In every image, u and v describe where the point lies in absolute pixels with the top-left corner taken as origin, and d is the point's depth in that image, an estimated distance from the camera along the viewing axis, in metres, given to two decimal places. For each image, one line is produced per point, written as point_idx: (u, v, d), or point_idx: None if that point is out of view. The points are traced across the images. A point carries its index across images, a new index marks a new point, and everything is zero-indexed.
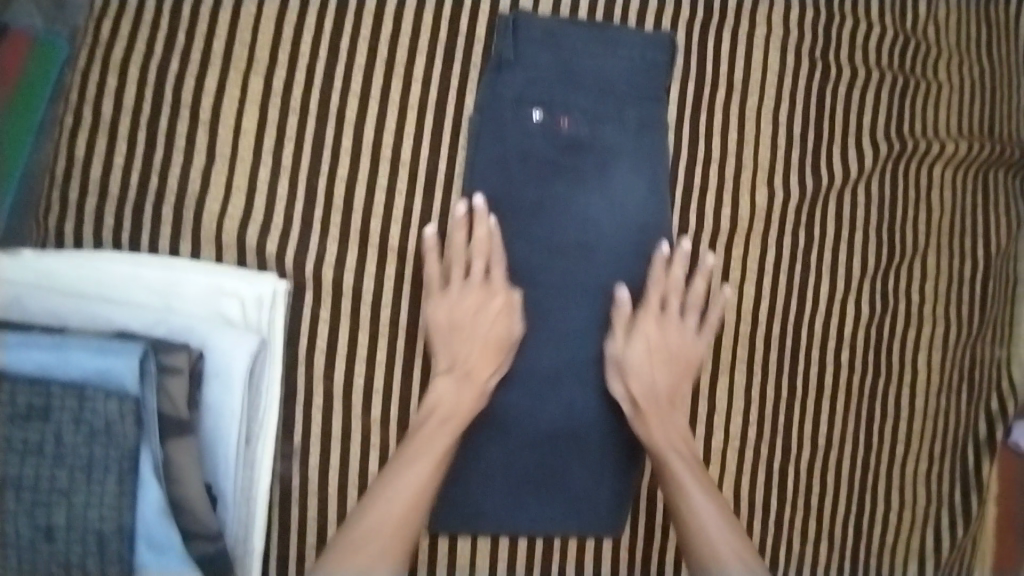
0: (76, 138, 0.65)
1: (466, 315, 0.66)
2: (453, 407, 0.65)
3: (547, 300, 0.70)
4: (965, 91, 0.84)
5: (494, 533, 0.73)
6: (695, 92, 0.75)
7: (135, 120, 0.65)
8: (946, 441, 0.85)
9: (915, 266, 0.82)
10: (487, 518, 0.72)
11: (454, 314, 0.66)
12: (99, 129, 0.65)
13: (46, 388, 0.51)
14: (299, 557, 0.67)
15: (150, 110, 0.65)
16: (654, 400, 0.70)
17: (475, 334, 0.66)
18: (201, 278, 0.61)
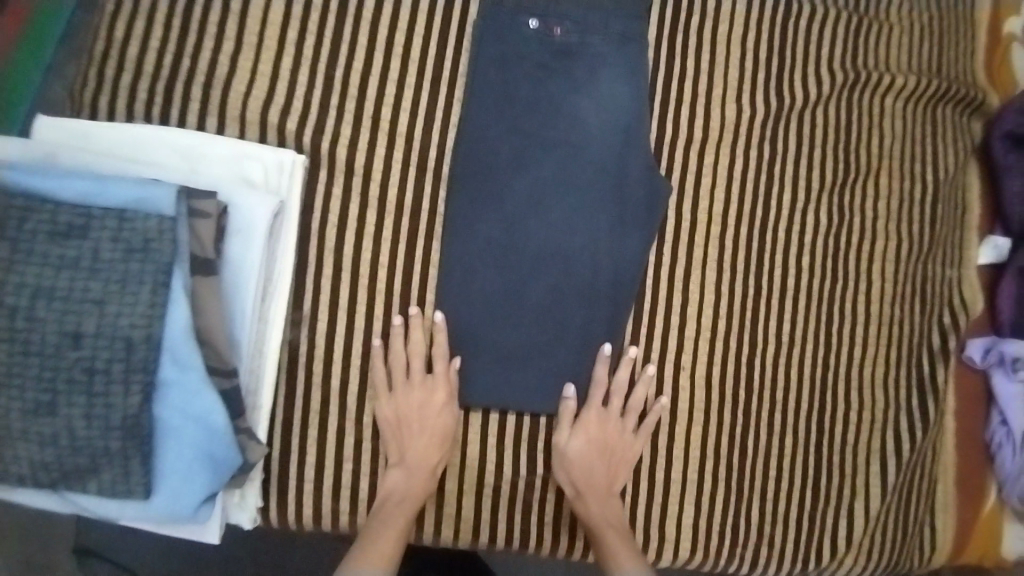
0: (130, 34, 0.76)
1: (411, 413, 0.75)
2: (404, 494, 0.74)
3: (536, 192, 0.78)
4: (910, 33, 0.95)
5: (483, 406, 0.79)
6: (670, 18, 0.85)
7: (178, 18, 0.76)
8: (903, 348, 0.93)
9: (868, 184, 0.91)
10: (478, 388, 0.79)
11: (401, 412, 0.75)
12: (145, 23, 0.76)
13: (88, 211, 0.59)
14: (304, 402, 0.76)
15: (192, 9, 0.77)
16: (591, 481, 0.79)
17: (424, 425, 0.75)
18: (224, 148, 0.69)
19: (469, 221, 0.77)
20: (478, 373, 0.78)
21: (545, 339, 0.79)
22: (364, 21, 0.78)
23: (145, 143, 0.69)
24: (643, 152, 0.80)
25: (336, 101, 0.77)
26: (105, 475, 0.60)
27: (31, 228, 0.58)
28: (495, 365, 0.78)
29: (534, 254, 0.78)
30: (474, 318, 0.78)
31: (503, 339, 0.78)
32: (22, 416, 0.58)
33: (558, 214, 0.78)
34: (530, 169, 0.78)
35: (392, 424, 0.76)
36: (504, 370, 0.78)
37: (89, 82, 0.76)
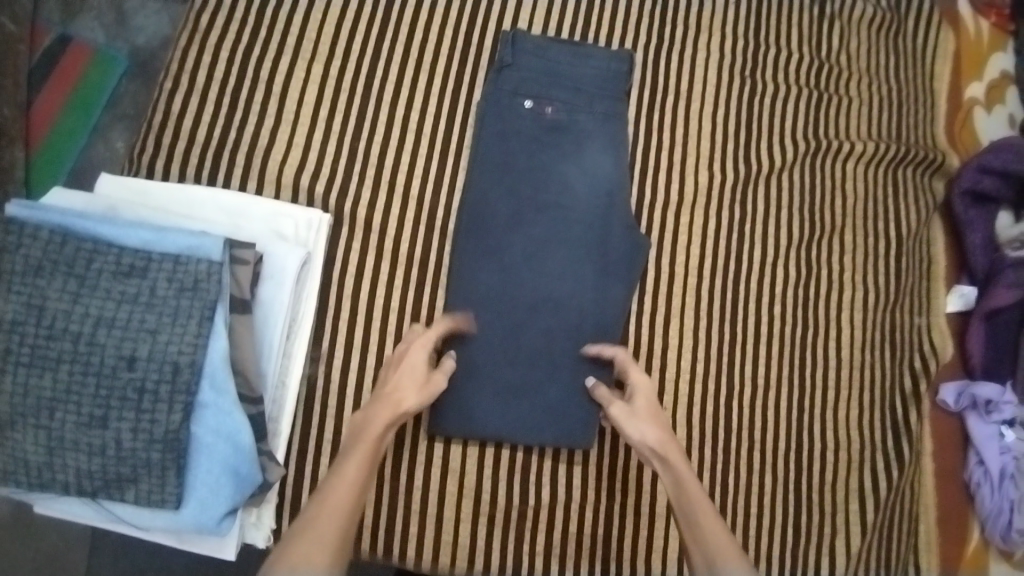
0: (185, 109, 0.89)
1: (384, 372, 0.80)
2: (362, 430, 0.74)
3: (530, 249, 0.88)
4: (866, 106, 1.08)
5: (480, 440, 0.87)
6: (650, 95, 0.97)
7: (227, 95, 0.90)
8: (875, 391, 0.99)
9: (832, 241, 1.01)
10: (478, 422, 0.86)
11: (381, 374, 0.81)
12: (197, 98, 0.90)
13: (147, 255, 0.70)
14: (319, 433, 0.84)
15: (238, 89, 0.90)
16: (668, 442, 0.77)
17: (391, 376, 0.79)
18: (260, 205, 0.81)
19: (473, 276, 0.87)
20: (478, 412, 0.86)
21: (539, 382, 0.87)
22: (385, 101, 0.92)
23: (192, 199, 0.81)
24: (623, 213, 0.91)
25: (359, 169, 0.89)
26: (143, 485, 0.68)
27: (95, 267, 0.69)
28: (494, 407, 0.86)
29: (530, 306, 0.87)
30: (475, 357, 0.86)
31: (501, 379, 0.87)
32: (76, 427, 0.67)
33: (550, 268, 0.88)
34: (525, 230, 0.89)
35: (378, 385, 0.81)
36: (502, 412, 0.86)
37: (146, 147, 0.88)
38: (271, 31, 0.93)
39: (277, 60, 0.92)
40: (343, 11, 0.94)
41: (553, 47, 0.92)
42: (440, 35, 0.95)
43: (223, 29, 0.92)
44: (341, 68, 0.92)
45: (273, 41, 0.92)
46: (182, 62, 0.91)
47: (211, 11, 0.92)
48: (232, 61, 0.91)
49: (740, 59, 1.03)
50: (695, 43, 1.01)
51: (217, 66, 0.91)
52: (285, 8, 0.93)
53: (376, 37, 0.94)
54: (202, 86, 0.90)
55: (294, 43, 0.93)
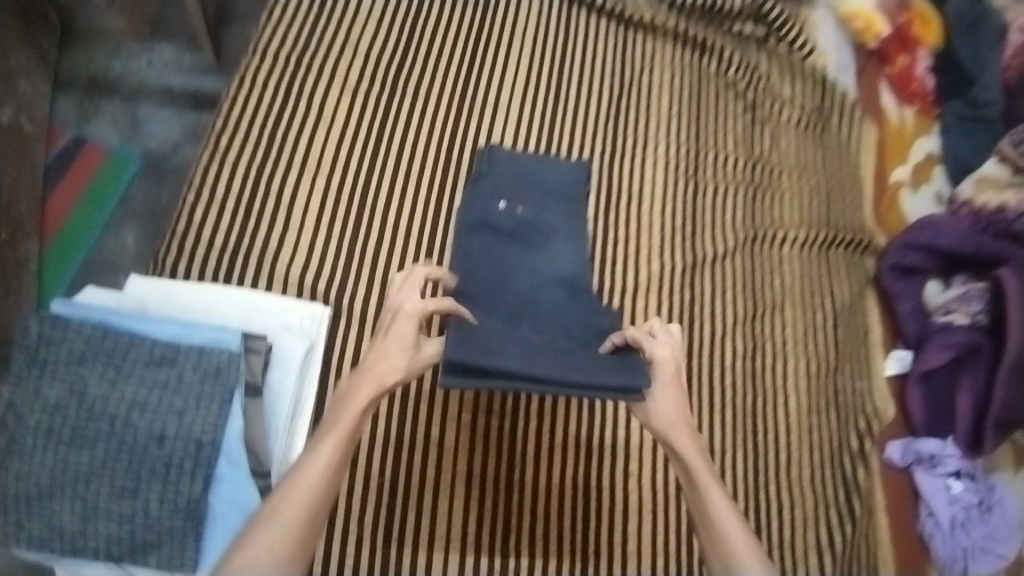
0: (204, 217, 1.00)
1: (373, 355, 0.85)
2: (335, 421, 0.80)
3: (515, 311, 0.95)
4: (799, 198, 1.24)
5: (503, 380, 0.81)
6: (605, 198, 1.14)
7: (238, 199, 1.02)
8: (823, 452, 1.09)
9: (775, 318, 1.14)
10: (500, 356, 0.82)
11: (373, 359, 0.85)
12: (212, 203, 1.01)
13: (176, 348, 0.82)
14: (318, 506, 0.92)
15: (248, 196, 1.02)
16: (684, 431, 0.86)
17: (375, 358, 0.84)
18: (270, 300, 0.94)
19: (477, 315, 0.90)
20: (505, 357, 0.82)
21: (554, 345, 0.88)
22: (379, 210, 1.05)
23: (209, 296, 0.93)
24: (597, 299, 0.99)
25: (355, 268, 1.01)
26: (165, 551, 0.78)
27: (130, 359, 0.81)
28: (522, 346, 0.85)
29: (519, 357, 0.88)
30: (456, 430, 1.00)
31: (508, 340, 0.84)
32: (110, 497, 0.77)
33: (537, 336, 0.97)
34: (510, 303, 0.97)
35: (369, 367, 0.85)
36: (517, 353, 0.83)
37: (170, 251, 0.98)
38: (277, 145, 1.06)
39: (282, 168, 1.04)
40: (342, 132, 1.08)
41: (524, 161, 1.09)
42: (425, 152, 1.10)
43: (240, 147, 1.05)
44: (339, 177, 1.06)
45: (282, 157, 1.05)
46: (204, 176, 1.03)
47: (230, 134, 1.05)
48: (243, 170, 1.03)
49: (683, 162, 1.19)
50: (644, 152, 1.19)
51: (233, 180, 1.02)
52: (293, 130, 1.07)
53: (369, 151, 1.08)
54: (221, 197, 1.02)
55: (297, 154, 1.06)
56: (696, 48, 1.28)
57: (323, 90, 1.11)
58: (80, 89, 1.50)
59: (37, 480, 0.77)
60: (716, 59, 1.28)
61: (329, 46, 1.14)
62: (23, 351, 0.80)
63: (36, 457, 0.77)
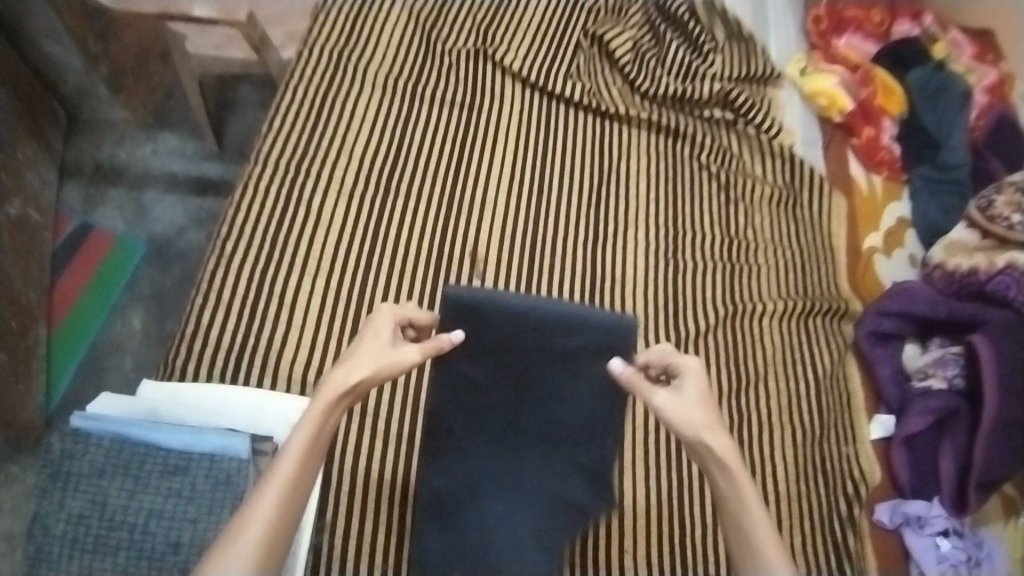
0: (211, 321, 1.05)
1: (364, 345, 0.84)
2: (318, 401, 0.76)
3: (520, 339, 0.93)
4: (777, 268, 1.31)
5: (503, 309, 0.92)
6: (586, 286, 1.23)
7: (244, 303, 1.07)
8: (811, 519, 1.13)
9: (758, 387, 1.20)
10: (496, 307, 0.92)
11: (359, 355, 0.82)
12: (218, 306, 1.06)
13: (189, 455, 0.86)
14: None
15: (252, 298, 1.08)
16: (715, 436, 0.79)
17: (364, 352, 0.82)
18: (277, 400, 0.99)
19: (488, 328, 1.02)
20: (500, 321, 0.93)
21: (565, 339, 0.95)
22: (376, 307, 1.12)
23: (218, 397, 0.98)
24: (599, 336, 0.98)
25: None
26: None
27: (148, 467, 0.85)
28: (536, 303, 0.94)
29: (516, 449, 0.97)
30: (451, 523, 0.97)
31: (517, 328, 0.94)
32: None
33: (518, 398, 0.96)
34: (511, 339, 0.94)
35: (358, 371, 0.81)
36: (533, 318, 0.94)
37: (180, 353, 1.04)
38: (275, 247, 1.12)
39: (282, 272, 1.11)
40: (340, 235, 1.16)
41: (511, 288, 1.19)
42: (419, 248, 1.18)
43: (243, 253, 1.11)
44: (336, 278, 1.13)
45: (284, 263, 1.12)
46: (210, 282, 1.08)
47: (234, 240, 1.11)
48: (246, 275, 1.09)
49: (656, 245, 1.30)
50: (620, 238, 1.30)
51: (237, 285, 1.08)
52: (293, 235, 1.14)
53: (364, 250, 1.16)
54: (226, 302, 1.07)
55: (297, 255, 1.13)
56: (671, 134, 1.42)
57: (322, 194, 1.18)
58: (85, 177, 1.56)
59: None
60: (689, 144, 1.42)
61: (326, 152, 1.22)
62: (47, 467, 0.84)
63: (62, 564, 0.81)
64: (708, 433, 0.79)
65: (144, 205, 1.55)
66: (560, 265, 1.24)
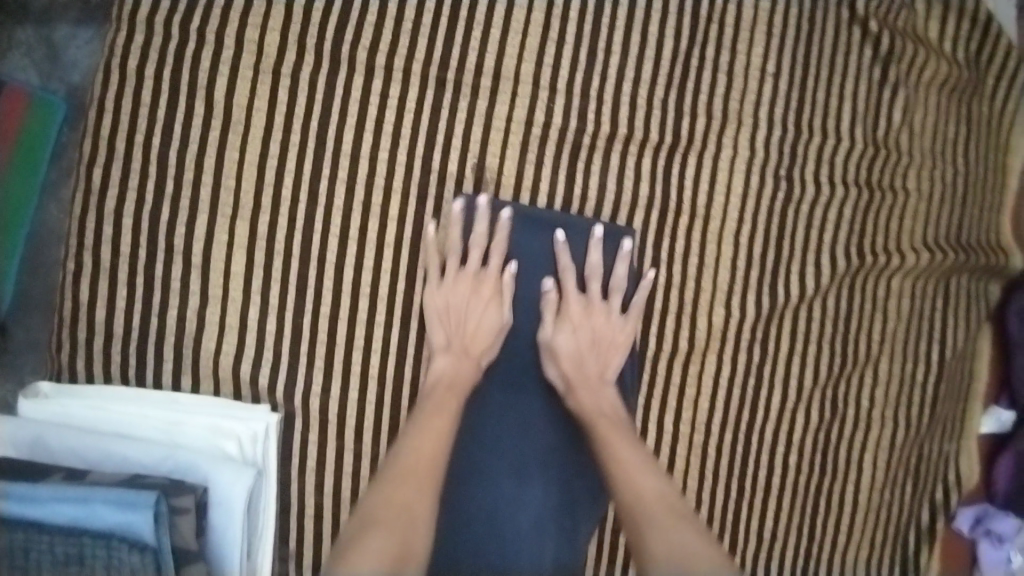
0: (93, 295, 0.69)
1: (461, 298, 0.73)
2: (453, 378, 0.71)
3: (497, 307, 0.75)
4: (932, 200, 0.90)
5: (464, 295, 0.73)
6: (659, 220, 0.81)
7: (134, 264, 0.70)
8: (888, 532, 0.93)
9: (866, 374, 0.89)
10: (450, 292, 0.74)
11: (450, 301, 0.73)
12: (100, 271, 0.70)
13: (78, 539, 0.59)
14: None
15: (147, 255, 0.70)
16: (576, 376, 0.75)
17: (474, 301, 0.73)
18: (203, 417, 0.68)
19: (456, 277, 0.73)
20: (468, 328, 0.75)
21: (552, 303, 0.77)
22: (334, 261, 0.72)
23: (121, 416, 0.67)
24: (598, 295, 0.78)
25: (306, 347, 0.72)
26: None
27: (33, 557, 0.59)
28: (512, 250, 0.77)
29: (510, 415, 0.77)
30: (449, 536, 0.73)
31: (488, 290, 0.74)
32: None
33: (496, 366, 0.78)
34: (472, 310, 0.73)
35: (439, 307, 0.73)
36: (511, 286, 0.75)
37: (56, 344, 0.70)
38: (169, 164, 0.70)
39: (183, 207, 0.70)
40: (268, 144, 0.71)
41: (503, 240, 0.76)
42: (398, 159, 0.74)
43: (121, 182, 0.70)
44: (268, 212, 0.71)
45: (183, 195, 0.70)
46: (80, 234, 0.69)
47: (101, 162, 0.70)
48: (131, 218, 0.70)
49: (774, 153, 0.84)
50: (720, 137, 0.83)
51: (122, 238, 0.69)
52: (191, 146, 0.70)
53: (308, 160, 0.72)
54: (109, 267, 0.69)
55: (202, 174, 0.71)
56: None
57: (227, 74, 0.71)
58: None
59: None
60: None
61: None
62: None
63: None
64: (555, 357, 0.76)
65: (57, 49, 0.97)
66: (621, 186, 0.80)
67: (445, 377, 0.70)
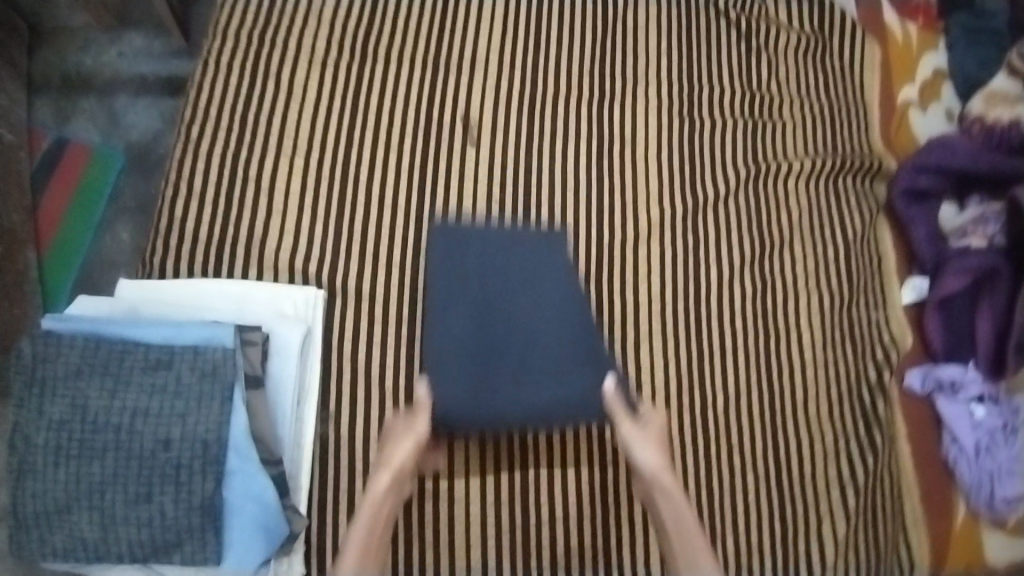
0: (187, 214, 0.99)
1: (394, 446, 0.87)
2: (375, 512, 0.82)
3: (483, 275, 0.95)
4: (806, 122, 1.18)
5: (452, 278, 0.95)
6: (597, 145, 1.11)
7: (218, 191, 1.00)
8: (842, 387, 1.07)
9: (784, 253, 1.10)
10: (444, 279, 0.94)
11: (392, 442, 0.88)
12: (191, 197, 0.99)
13: (171, 350, 0.80)
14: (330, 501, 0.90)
15: (228, 186, 1.00)
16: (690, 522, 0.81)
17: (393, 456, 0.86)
18: (265, 291, 0.92)
19: (441, 283, 0.94)
20: (459, 297, 0.93)
21: (516, 275, 0.95)
22: (363, 183, 1.02)
23: (202, 293, 0.91)
24: (557, 287, 0.95)
25: (343, 243, 0.99)
26: (186, 548, 0.77)
27: (129, 365, 0.79)
28: (478, 257, 0.96)
29: (496, 373, 0.89)
30: (461, 382, 0.90)
31: (470, 268, 0.95)
32: (125, 504, 0.76)
33: (498, 411, 0.89)
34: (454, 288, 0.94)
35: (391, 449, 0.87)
36: (484, 280, 0.95)
37: (156, 251, 0.97)
38: (247, 129, 1.03)
39: (257, 153, 1.02)
40: (316, 114, 1.05)
41: (479, 235, 0.97)
42: (406, 117, 1.07)
43: (211, 141, 1.02)
44: (316, 154, 1.03)
45: (257, 145, 1.03)
46: (180, 175, 1.00)
47: (200, 126, 1.03)
48: (218, 162, 1.01)
49: (675, 101, 1.15)
50: (632, 91, 1.15)
51: (210, 173, 1.01)
52: (261, 118, 1.04)
53: (343, 122, 1.05)
54: (200, 194, 1.00)
55: (269, 134, 1.03)
56: None
57: (290, 69, 1.07)
58: (54, 91, 1.36)
59: (53, 495, 0.76)
60: None
61: (290, 21, 1.10)
62: (22, 374, 0.79)
63: (48, 474, 0.76)
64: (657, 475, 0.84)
65: (116, 112, 1.36)
66: (564, 125, 1.11)
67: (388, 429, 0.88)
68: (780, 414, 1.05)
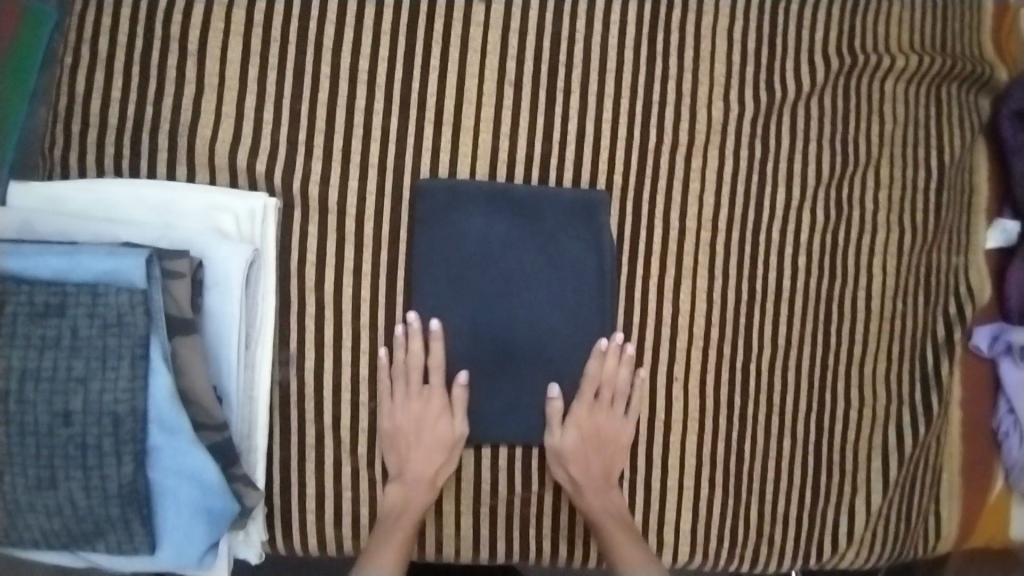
0: (92, 86, 0.74)
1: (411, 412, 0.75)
2: (418, 467, 0.75)
3: (482, 257, 0.76)
4: (919, 4, 0.90)
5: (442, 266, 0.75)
6: (651, 12, 0.82)
7: (130, 56, 0.74)
8: (906, 341, 0.91)
9: (868, 175, 0.88)
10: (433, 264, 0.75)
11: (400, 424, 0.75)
12: (97, 64, 0.74)
13: (61, 289, 0.58)
14: (298, 478, 0.76)
15: (144, 47, 0.74)
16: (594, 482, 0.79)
17: (414, 402, 0.75)
18: (199, 199, 0.70)
19: (436, 234, 0.75)
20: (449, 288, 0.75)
21: (532, 256, 0.77)
22: (329, 49, 0.76)
23: (117, 201, 0.69)
24: (579, 268, 0.77)
25: (304, 137, 0.75)
26: (111, 538, 0.60)
27: (11, 310, 0.57)
28: (485, 223, 0.76)
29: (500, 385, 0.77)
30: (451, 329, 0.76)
31: (467, 246, 0.76)
32: (29, 489, 0.58)
33: (501, 400, 0.77)
34: (455, 264, 0.75)
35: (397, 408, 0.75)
36: (493, 252, 0.76)
37: (56, 141, 0.74)
38: None
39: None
40: None
41: (471, 195, 0.76)
42: None
43: None
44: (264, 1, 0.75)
45: None
46: (81, 30, 0.74)
47: None
48: (130, 10, 0.74)
49: None
50: None
51: (120, 29, 0.74)
52: None
53: None
54: (107, 58, 0.74)
55: None
56: None
57: None
58: None
59: None
60: None
61: None
62: None
63: None
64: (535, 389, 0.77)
65: None
66: None
67: (410, 468, 0.75)
68: (830, 373, 0.89)
